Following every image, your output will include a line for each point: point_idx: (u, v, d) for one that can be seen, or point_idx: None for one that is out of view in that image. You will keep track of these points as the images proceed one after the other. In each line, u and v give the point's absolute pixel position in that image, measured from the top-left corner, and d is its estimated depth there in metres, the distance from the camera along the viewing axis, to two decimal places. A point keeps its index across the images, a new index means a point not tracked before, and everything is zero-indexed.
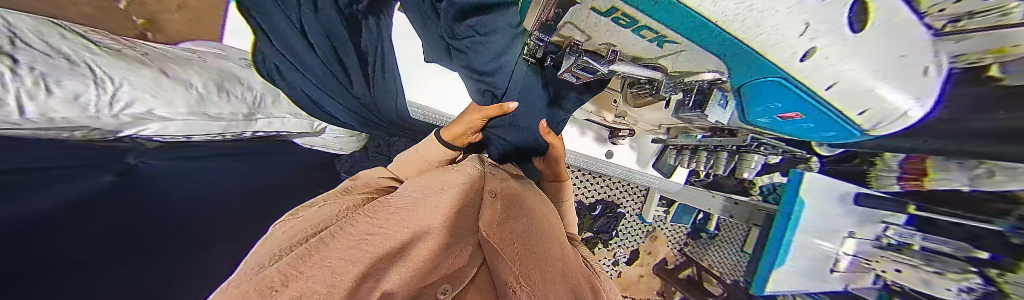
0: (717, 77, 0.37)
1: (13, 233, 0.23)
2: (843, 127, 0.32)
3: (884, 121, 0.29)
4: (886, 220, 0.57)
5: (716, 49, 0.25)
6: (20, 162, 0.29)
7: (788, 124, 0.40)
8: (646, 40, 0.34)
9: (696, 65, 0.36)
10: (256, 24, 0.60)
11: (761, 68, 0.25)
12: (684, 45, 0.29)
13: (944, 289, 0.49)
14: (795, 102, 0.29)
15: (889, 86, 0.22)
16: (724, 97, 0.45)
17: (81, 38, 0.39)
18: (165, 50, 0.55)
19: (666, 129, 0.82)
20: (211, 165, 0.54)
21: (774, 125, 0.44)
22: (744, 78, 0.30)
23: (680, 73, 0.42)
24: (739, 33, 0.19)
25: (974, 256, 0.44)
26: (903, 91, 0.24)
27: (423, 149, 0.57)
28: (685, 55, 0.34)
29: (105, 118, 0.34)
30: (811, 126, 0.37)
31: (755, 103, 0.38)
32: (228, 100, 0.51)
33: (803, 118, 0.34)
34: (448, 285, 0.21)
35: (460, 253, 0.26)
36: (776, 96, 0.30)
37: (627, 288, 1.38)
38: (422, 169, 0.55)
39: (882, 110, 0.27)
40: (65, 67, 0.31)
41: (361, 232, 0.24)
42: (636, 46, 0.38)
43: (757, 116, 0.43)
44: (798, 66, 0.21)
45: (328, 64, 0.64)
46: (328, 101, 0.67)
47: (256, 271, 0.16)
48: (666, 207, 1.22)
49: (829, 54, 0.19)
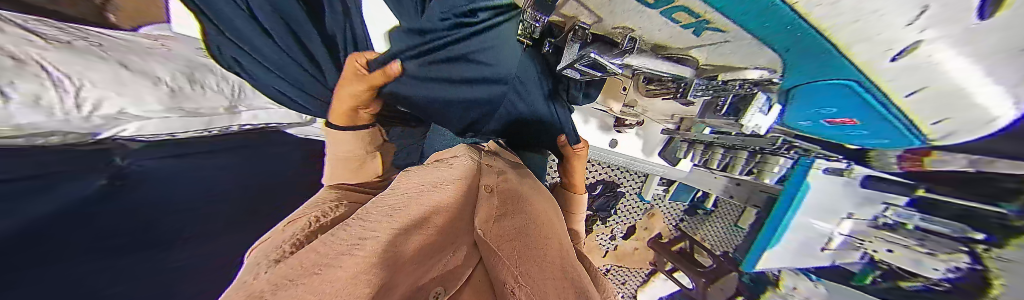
0: (762, 76, 0.37)
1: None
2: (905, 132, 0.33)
3: (964, 132, 0.28)
4: (887, 201, 0.55)
5: (773, 39, 0.26)
6: (11, 169, 0.28)
7: (830, 128, 0.44)
8: (680, 25, 0.32)
9: (740, 59, 0.36)
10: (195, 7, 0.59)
11: (832, 69, 0.27)
12: (731, 32, 0.29)
13: (932, 269, 0.51)
14: (852, 105, 0.32)
15: (982, 94, 0.21)
16: (768, 101, 0.43)
17: (28, 29, 0.37)
18: (124, 39, 0.51)
19: (679, 119, 0.80)
20: (208, 161, 0.52)
21: (816, 125, 0.45)
22: (802, 77, 0.32)
23: (713, 67, 0.41)
24: (825, 17, 0.19)
25: (968, 236, 0.44)
26: (1003, 106, 0.22)
27: (337, 144, 0.50)
28: (726, 45, 0.33)
29: (76, 121, 0.35)
30: (863, 130, 0.39)
31: (804, 101, 0.39)
32: (203, 92, 0.52)
33: (856, 124, 0.37)
34: (440, 289, 0.18)
35: (451, 258, 0.22)
36: (835, 99, 0.33)
37: (621, 259, 1.48)
38: (355, 167, 0.50)
39: (962, 119, 0.26)
40: (14, 67, 0.30)
41: (354, 237, 0.20)
42: (662, 32, 0.35)
43: (797, 120, 0.46)
44: (887, 63, 0.22)
45: (288, 51, 0.63)
46: (301, 95, 0.66)
47: (250, 278, 0.13)
48: (666, 186, 1.22)
49: (928, 54, 0.19)
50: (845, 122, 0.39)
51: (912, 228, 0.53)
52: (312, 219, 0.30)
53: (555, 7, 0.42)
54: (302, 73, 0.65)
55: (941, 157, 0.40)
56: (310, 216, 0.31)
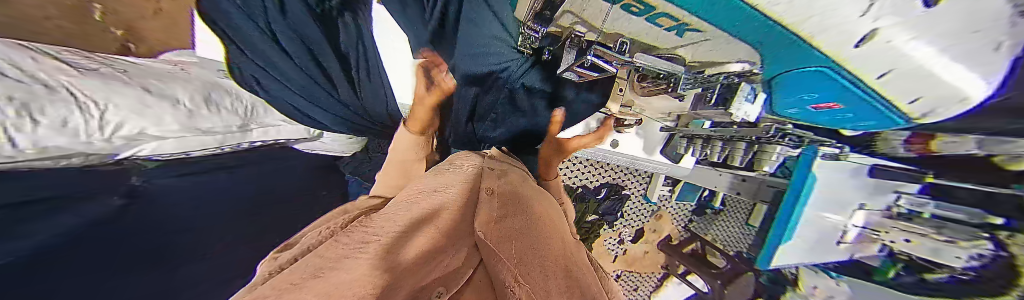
0: (742, 69, 0.38)
1: (3, 276, 0.24)
2: (886, 115, 0.33)
3: (951, 103, 0.27)
4: (898, 189, 0.54)
5: (752, 39, 0.28)
6: (35, 190, 0.31)
7: (823, 115, 0.42)
8: (663, 30, 0.34)
9: (723, 55, 0.36)
10: (222, 31, 0.60)
11: (804, 60, 0.28)
12: (708, 33, 0.30)
13: (954, 257, 0.49)
14: (837, 93, 0.32)
15: (955, 68, 0.22)
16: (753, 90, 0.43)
17: (57, 59, 0.38)
18: (147, 65, 0.55)
19: (677, 116, 0.76)
20: (209, 180, 0.54)
21: (806, 115, 0.45)
22: (779, 68, 0.33)
23: (701, 64, 0.41)
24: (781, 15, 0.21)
25: (989, 223, 0.44)
26: (968, 74, 0.23)
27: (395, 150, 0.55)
28: (708, 44, 0.34)
29: (99, 142, 0.37)
30: (849, 114, 0.37)
31: (788, 88, 0.38)
32: (218, 112, 0.53)
33: (839, 109, 0.37)
34: (443, 288, 0.14)
35: (452, 257, 0.22)
36: (815, 89, 0.33)
37: (632, 264, 1.43)
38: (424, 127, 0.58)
39: (938, 100, 0.27)
40: (48, 94, 0.31)
41: (357, 241, 0.21)
42: (652, 36, 0.37)
43: (786, 108, 0.45)
44: (853, 49, 0.23)
45: (305, 68, 0.66)
46: (317, 110, 0.69)
47: (254, 282, 0.13)
48: (672, 186, 1.21)
49: (889, 38, 0.20)
50: (829, 107, 0.38)
51: (929, 216, 0.51)
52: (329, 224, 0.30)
53: (554, 19, 0.43)
54: (317, 87, 0.68)
55: (947, 142, 0.42)
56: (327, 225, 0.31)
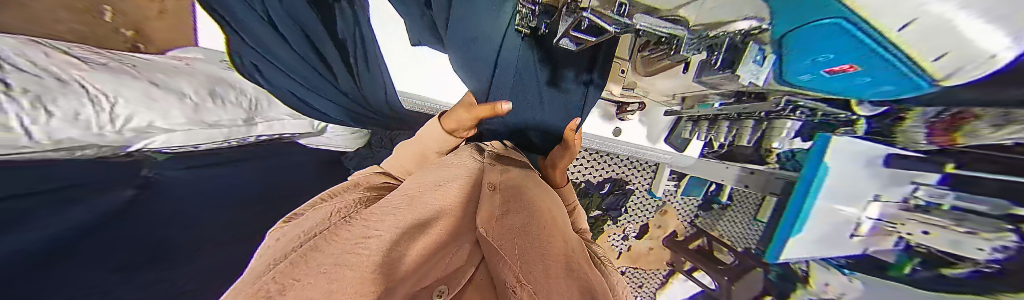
0: (750, 27, 0.39)
1: (40, 254, 0.26)
2: (906, 78, 0.31)
3: (972, 68, 0.25)
4: (915, 180, 0.52)
5: None
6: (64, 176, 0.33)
7: (837, 81, 0.40)
8: None
9: (730, 13, 0.39)
10: (214, 14, 0.60)
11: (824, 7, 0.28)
12: None
13: (979, 250, 0.45)
14: (855, 52, 0.31)
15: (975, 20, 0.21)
16: (762, 51, 0.42)
17: (65, 54, 0.39)
18: (152, 60, 0.56)
19: (681, 98, 0.79)
20: (219, 172, 0.55)
21: (822, 83, 0.42)
22: (798, 17, 0.33)
23: (705, 26, 0.44)
24: None
25: (1012, 213, 0.39)
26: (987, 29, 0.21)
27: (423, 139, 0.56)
28: None
29: (110, 134, 0.37)
30: (867, 78, 0.35)
31: (802, 47, 0.37)
32: (222, 106, 0.56)
33: (857, 71, 0.35)
34: (444, 287, 0.20)
35: (452, 257, 0.24)
36: (831, 46, 0.32)
37: (636, 260, 1.42)
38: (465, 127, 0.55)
39: (960, 57, 0.25)
40: (58, 87, 0.32)
41: (357, 235, 0.21)
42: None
43: (797, 75, 0.43)
44: None
45: (305, 57, 0.71)
46: (316, 98, 0.75)
47: (251, 280, 0.14)
48: (677, 180, 1.17)
49: None
50: (844, 71, 0.36)
51: (948, 208, 0.49)
52: (332, 209, 0.31)
53: None
54: (319, 76, 0.75)
55: (979, 129, 0.39)
56: (332, 207, 0.32)
